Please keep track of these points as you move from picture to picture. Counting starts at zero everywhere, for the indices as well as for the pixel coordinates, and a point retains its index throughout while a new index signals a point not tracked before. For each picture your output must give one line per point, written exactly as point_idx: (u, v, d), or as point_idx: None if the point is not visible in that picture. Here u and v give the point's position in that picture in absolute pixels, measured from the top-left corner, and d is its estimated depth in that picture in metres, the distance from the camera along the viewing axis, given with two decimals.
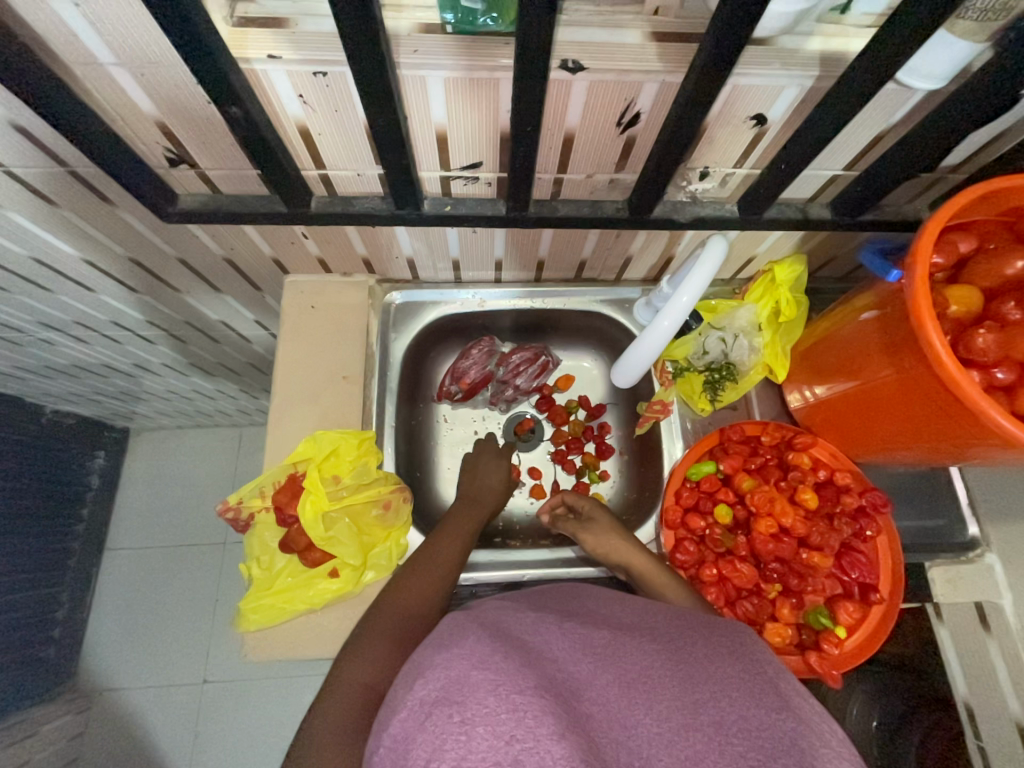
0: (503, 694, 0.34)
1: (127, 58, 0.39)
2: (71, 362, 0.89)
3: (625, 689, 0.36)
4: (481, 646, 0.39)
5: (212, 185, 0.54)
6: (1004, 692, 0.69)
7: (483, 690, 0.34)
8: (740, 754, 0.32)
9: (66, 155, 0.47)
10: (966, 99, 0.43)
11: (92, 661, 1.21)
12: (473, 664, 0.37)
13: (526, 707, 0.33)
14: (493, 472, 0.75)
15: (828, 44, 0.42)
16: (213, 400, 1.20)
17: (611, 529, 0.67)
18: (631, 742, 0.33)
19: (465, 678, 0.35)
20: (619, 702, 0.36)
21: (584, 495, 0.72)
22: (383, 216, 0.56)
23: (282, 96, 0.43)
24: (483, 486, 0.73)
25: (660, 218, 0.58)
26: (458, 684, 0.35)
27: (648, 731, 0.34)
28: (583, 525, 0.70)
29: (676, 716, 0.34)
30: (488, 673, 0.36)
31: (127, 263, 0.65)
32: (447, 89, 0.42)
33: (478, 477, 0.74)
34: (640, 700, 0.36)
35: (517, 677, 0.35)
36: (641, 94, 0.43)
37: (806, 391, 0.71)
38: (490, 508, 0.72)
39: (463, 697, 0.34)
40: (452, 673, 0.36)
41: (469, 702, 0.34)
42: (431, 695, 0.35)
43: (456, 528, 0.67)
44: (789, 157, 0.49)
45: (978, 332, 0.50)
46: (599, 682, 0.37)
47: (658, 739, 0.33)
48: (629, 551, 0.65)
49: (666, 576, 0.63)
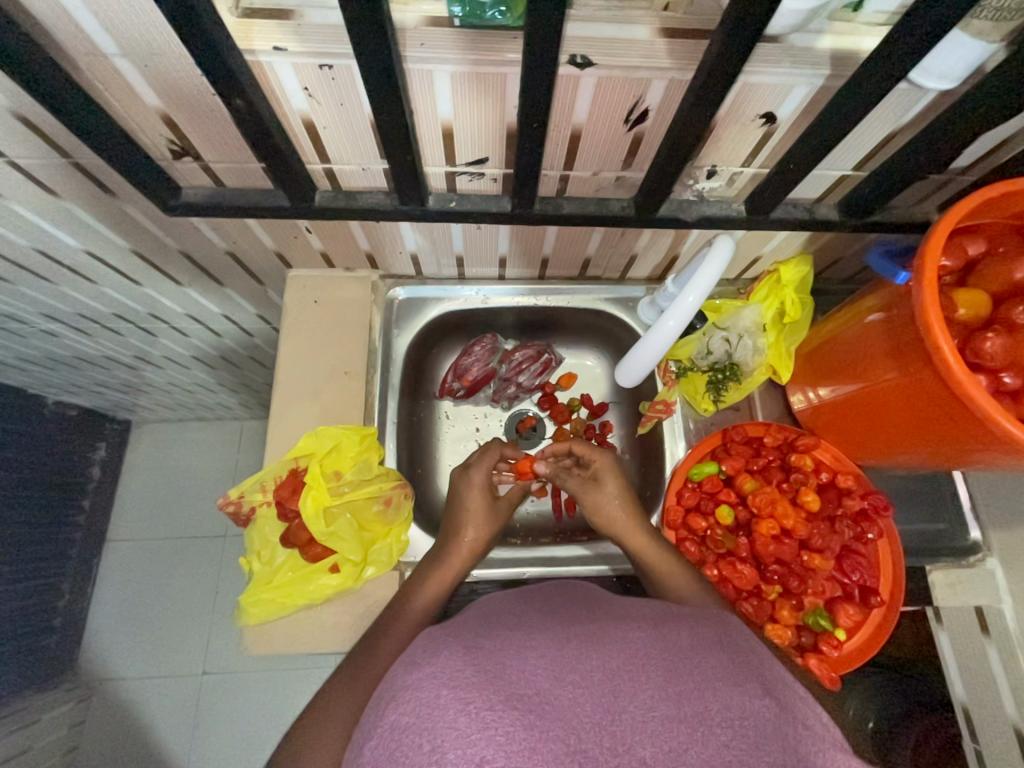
0: (473, 713, 0.33)
1: (130, 48, 0.38)
2: (74, 354, 0.89)
3: (609, 675, 0.36)
4: (451, 661, 0.37)
5: (215, 177, 0.54)
6: (1004, 699, 0.69)
7: (452, 710, 0.33)
8: (723, 745, 0.33)
9: (68, 146, 0.47)
10: (978, 101, 0.42)
11: (92, 651, 1.21)
12: (441, 682, 0.35)
13: (495, 723, 0.33)
14: (485, 498, 0.69)
15: (840, 42, 0.41)
16: (214, 393, 1.20)
17: (622, 498, 0.66)
18: (616, 727, 0.34)
19: (434, 700, 0.34)
20: (604, 690, 0.35)
21: (596, 450, 0.70)
22: (387, 211, 0.55)
23: (287, 89, 0.42)
24: (473, 519, 0.67)
25: (666, 217, 0.58)
26: (428, 708, 0.34)
27: (633, 719, 0.34)
28: (592, 485, 0.68)
29: (661, 706, 0.35)
30: (457, 691, 0.35)
31: (129, 255, 0.65)
32: (453, 83, 0.42)
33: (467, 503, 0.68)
34: (625, 687, 0.36)
35: (486, 689, 0.35)
36: (650, 91, 0.43)
37: (810, 393, 0.71)
38: (484, 541, 0.67)
39: (433, 722, 0.33)
40: (420, 697, 0.35)
41: (438, 727, 0.33)
42: (402, 722, 0.34)
43: (443, 576, 0.63)
44: (798, 157, 0.48)
45: (986, 336, 0.50)
46: (582, 668, 0.37)
47: (644, 727, 0.34)
48: (631, 521, 0.65)
49: (659, 550, 0.63)
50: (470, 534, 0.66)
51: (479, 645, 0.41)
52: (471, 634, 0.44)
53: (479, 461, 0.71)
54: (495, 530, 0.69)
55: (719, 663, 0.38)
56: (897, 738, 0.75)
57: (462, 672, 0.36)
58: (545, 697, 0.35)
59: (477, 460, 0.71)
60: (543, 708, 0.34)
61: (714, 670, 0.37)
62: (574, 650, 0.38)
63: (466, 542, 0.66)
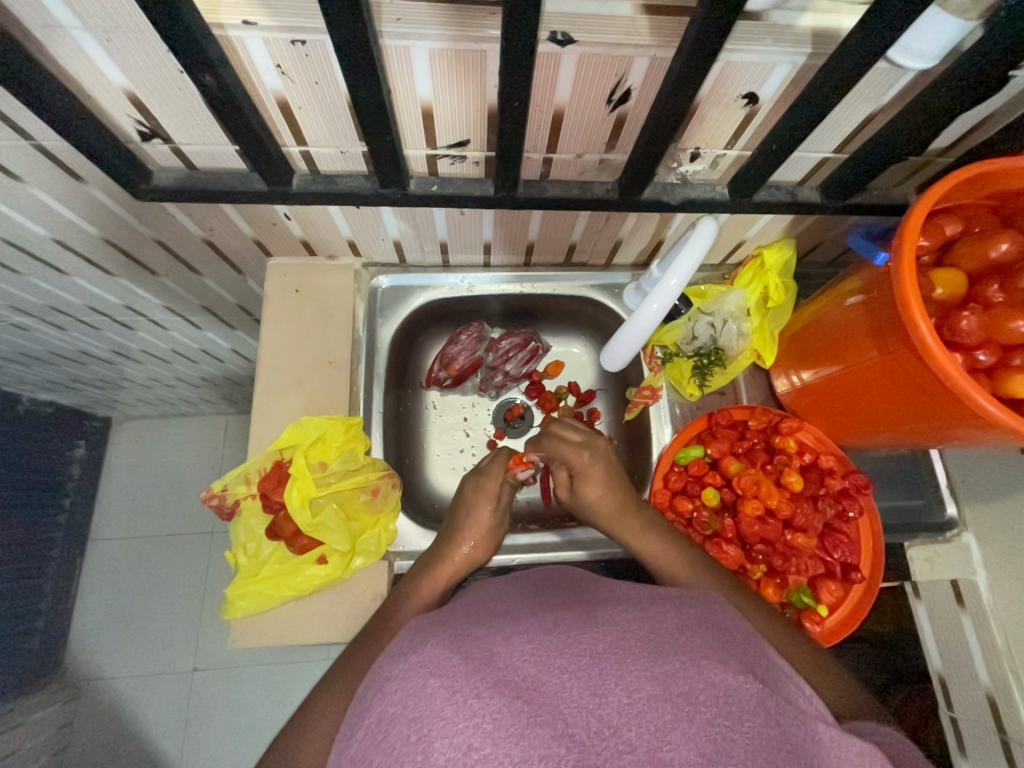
0: (460, 701, 0.33)
1: (92, 22, 0.37)
2: (47, 349, 0.87)
3: (596, 660, 0.36)
4: (437, 650, 0.37)
5: (186, 161, 0.52)
6: (976, 667, 0.72)
7: (439, 699, 0.33)
8: (708, 722, 0.33)
9: (31, 128, 0.46)
10: (957, 79, 0.42)
11: (78, 653, 1.20)
12: (429, 672, 0.35)
13: (482, 711, 0.32)
14: (493, 506, 0.67)
15: (822, 20, 0.40)
16: (197, 387, 1.18)
17: (619, 502, 0.64)
18: (601, 711, 0.33)
19: (421, 689, 0.34)
20: (590, 674, 0.35)
21: (580, 452, 0.67)
22: (368, 196, 0.54)
23: (259, 65, 0.41)
24: (478, 518, 0.67)
25: (650, 200, 0.57)
26: (415, 699, 0.34)
27: (618, 702, 0.34)
28: (580, 485, 0.66)
29: (647, 687, 0.34)
30: (445, 680, 0.34)
31: (101, 243, 0.63)
32: (432, 61, 0.41)
33: (473, 508, 0.67)
34: (610, 670, 0.35)
35: (473, 676, 0.34)
36: (632, 69, 0.43)
37: (793, 376, 0.71)
38: (478, 546, 0.66)
39: (419, 712, 0.33)
40: (407, 687, 0.34)
41: (425, 717, 0.32)
42: (390, 713, 0.34)
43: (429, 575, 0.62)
44: (780, 137, 0.48)
45: (962, 314, 0.50)
46: (568, 653, 0.37)
47: (630, 709, 0.33)
48: (621, 521, 0.64)
49: (642, 533, 0.63)
50: (469, 539, 0.65)
51: (466, 633, 0.40)
52: (461, 622, 0.43)
53: (484, 474, 0.71)
54: (495, 540, 0.68)
55: (708, 645, 0.38)
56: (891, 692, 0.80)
57: (448, 661, 0.36)
58: (535, 684, 0.35)
59: (488, 469, 0.71)
60: (534, 696, 0.34)
61: (702, 651, 0.37)
62: (564, 634, 0.38)
63: (467, 543, 0.65)
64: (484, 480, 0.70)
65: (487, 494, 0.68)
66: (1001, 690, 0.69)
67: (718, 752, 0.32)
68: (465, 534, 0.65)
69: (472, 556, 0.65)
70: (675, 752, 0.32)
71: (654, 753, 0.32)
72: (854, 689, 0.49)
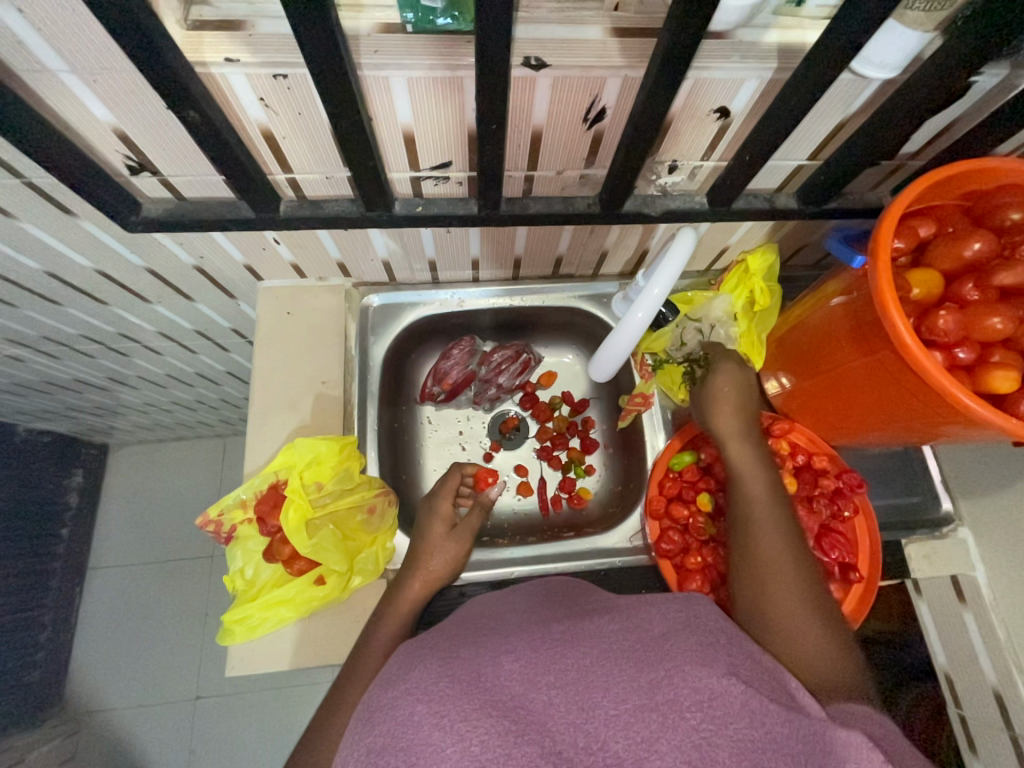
0: (448, 725, 0.33)
1: (79, 64, 0.38)
2: (43, 378, 0.87)
3: (582, 673, 0.37)
4: (428, 674, 0.38)
5: (175, 191, 0.53)
6: (981, 662, 0.72)
7: (426, 727, 0.34)
8: (694, 728, 0.33)
9: (21, 166, 0.47)
10: (917, 89, 0.44)
11: (79, 683, 1.19)
12: (417, 697, 0.36)
13: (470, 734, 0.33)
14: (447, 529, 0.68)
15: (786, 34, 0.42)
16: (193, 411, 1.18)
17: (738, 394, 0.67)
18: (589, 725, 0.34)
19: (409, 718, 0.34)
20: (577, 688, 0.36)
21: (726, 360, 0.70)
22: (354, 219, 0.55)
23: (243, 99, 0.42)
24: (433, 543, 0.67)
25: (632, 212, 0.58)
26: (404, 727, 0.34)
27: (605, 714, 0.34)
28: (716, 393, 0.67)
29: (634, 697, 0.35)
30: (432, 706, 0.35)
31: (92, 275, 0.64)
32: (410, 91, 0.42)
33: (426, 534, 0.67)
34: (598, 682, 0.36)
35: (460, 699, 0.35)
36: (605, 89, 0.44)
37: (782, 378, 0.72)
38: (438, 571, 0.65)
39: (408, 740, 0.33)
40: (396, 715, 0.35)
41: (413, 745, 0.33)
42: (379, 745, 0.34)
43: (400, 610, 0.61)
44: (754, 148, 0.49)
45: (939, 314, 0.51)
46: (556, 668, 0.37)
47: (616, 721, 0.34)
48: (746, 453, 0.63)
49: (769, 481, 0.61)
50: (429, 563, 0.65)
51: (460, 651, 0.41)
52: (453, 644, 0.44)
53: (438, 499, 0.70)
54: (461, 555, 0.68)
55: (698, 651, 0.39)
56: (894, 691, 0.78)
57: (438, 685, 0.36)
58: (522, 703, 0.35)
59: (438, 491, 0.70)
60: (522, 714, 0.35)
61: (691, 659, 0.38)
62: (553, 649, 0.39)
63: (425, 569, 0.65)
64: (438, 506, 0.69)
65: (440, 516, 0.69)
66: (1007, 685, 0.69)
67: (703, 757, 0.32)
68: (424, 563, 0.65)
69: (432, 582, 0.65)
70: (661, 759, 0.32)
71: (640, 761, 0.32)
72: (838, 643, 0.48)
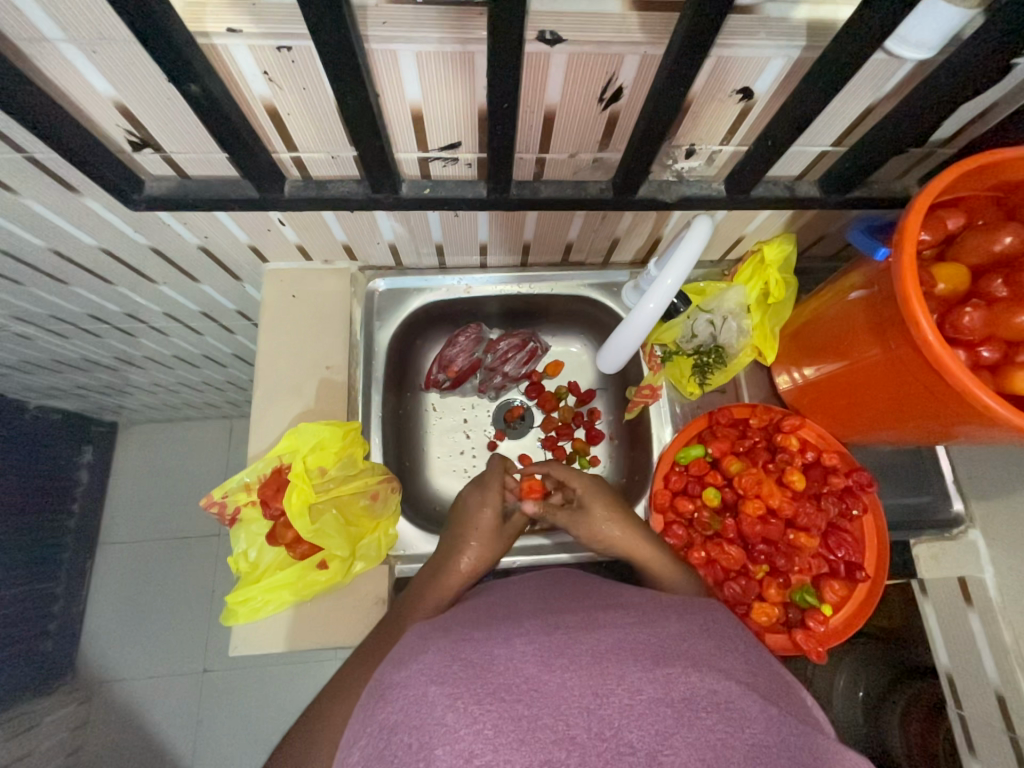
0: (461, 708, 0.33)
1: (77, 32, 0.37)
2: (52, 356, 0.87)
3: (597, 661, 0.36)
4: (437, 657, 0.37)
5: (178, 169, 0.52)
6: (986, 666, 0.70)
7: (439, 707, 0.33)
8: (709, 728, 0.33)
9: (23, 139, 0.46)
10: (955, 70, 0.41)
11: (89, 655, 1.20)
12: (430, 677, 0.35)
13: (483, 717, 0.32)
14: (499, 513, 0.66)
15: (817, 11, 0.40)
16: (200, 392, 1.18)
17: (605, 499, 0.66)
18: (602, 712, 0.33)
19: (422, 697, 0.34)
20: (589, 676, 0.35)
21: (574, 475, 0.69)
22: (360, 201, 0.54)
23: (246, 72, 0.41)
24: (482, 524, 0.65)
25: (646, 198, 0.56)
26: (417, 706, 0.33)
27: (620, 703, 0.33)
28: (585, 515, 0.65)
29: (648, 691, 0.34)
30: (446, 686, 0.34)
31: (98, 253, 0.63)
32: (419, 64, 0.41)
33: (476, 515, 0.65)
34: (613, 670, 0.35)
35: (470, 684, 0.34)
36: (623, 67, 0.42)
37: (795, 373, 0.71)
38: (484, 555, 0.63)
39: (421, 719, 0.33)
40: (409, 694, 0.34)
41: (426, 724, 0.32)
42: (392, 720, 0.33)
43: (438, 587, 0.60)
44: (777, 132, 0.47)
45: (965, 310, 0.49)
46: (570, 654, 0.36)
47: (631, 711, 0.33)
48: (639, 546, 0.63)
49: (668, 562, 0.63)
50: (476, 544, 0.63)
51: (467, 637, 0.40)
52: (461, 627, 0.43)
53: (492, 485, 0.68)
54: (504, 542, 0.65)
55: (710, 651, 0.38)
56: (883, 703, 0.85)
57: (450, 667, 0.36)
58: (536, 686, 0.34)
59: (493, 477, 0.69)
60: (534, 697, 0.34)
61: (703, 658, 0.37)
62: (564, 637, 0.38)
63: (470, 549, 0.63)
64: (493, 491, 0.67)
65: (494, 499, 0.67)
66: (1009, 687, 0.67)
67: (719, 758, 0.31)
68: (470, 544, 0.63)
69: (476, 563, 0.62)
70: (676, 756, 0.32)
71: (654, 756, 0.32)
72: None
